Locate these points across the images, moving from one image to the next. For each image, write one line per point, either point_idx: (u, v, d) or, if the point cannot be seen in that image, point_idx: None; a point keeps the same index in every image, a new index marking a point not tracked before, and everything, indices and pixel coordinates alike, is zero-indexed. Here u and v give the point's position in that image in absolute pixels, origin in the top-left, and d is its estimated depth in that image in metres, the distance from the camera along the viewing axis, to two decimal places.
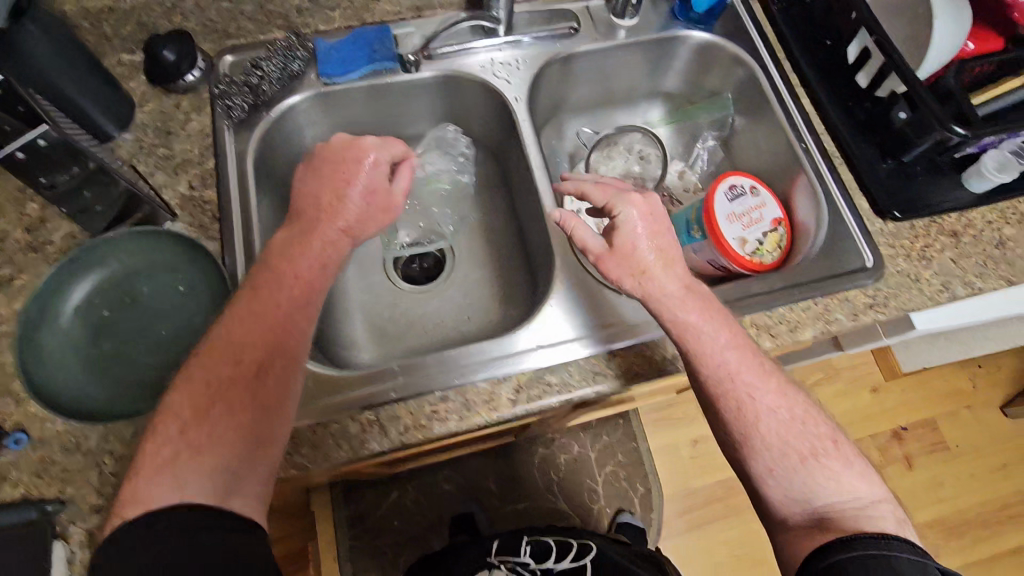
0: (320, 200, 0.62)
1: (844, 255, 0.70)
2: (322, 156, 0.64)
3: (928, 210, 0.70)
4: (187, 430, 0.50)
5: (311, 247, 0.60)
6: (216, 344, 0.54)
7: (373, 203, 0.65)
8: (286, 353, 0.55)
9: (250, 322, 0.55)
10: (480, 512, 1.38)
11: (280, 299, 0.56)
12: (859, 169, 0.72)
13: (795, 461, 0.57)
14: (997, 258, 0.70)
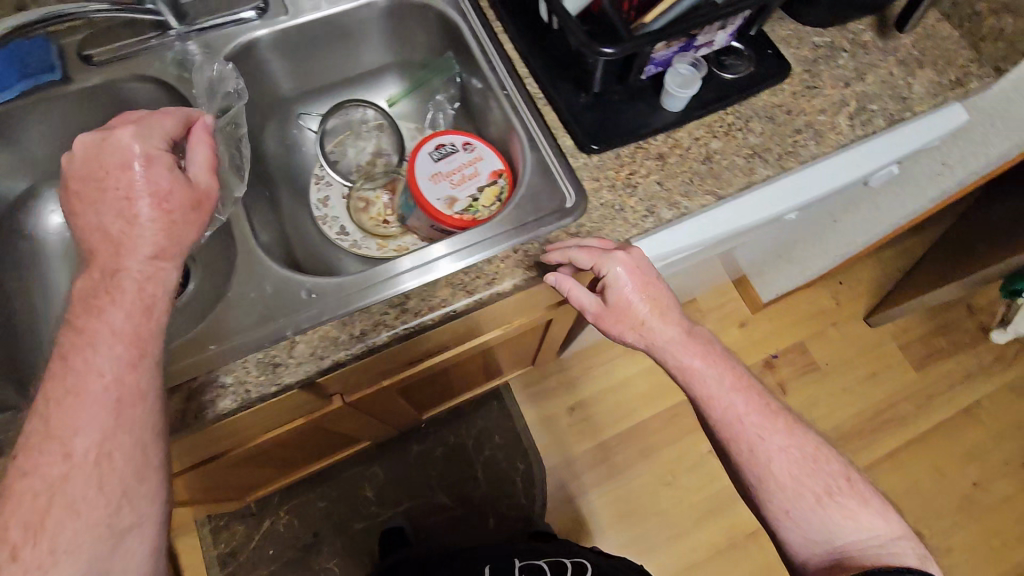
0: (107, 227, 0.50)
1: (550, 197, 0.67)
2: (93, 167, 0.52)
3: (630, 136, 0.69)
4: (20, 554, 0.42)
5: (120, 293, 0.48)
6: (37, 431, 0.44)
7: (172, 205, 0.52)
8: (128, 432, 0.46)
9: (76, 407, 0.45)
10: (360, 522, 1.34)
11: (105, 366, 0.46)
12: (559, 107, 0.69)
13: (812, 501, 0.60)
14: (703, 173, 0.69)
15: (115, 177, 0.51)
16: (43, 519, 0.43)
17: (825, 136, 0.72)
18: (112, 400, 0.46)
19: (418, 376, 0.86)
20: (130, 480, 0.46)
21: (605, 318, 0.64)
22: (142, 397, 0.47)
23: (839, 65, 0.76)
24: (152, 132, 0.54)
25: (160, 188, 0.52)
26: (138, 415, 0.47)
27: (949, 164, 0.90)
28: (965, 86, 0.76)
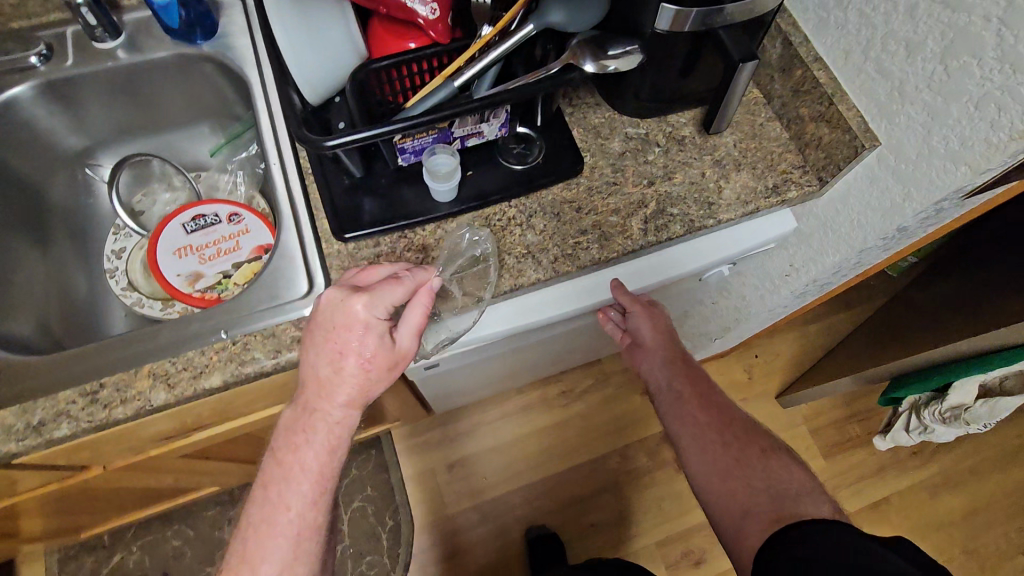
0: (317, 376, 0.56)
1: (293, 285, 0.63)
2: (314, 320, 0.56)
3: (388, 226, 0.64)
4: None
5: (312, 435, 0.57)
6: (241, 552, 0.57)
7: (372, 366, 0.56)
8: (303, 561, 0.57)
9: (268, 537, 0.56)
10: (211, 566, 1.29)
11: (296, 501, 0.57)
12: (318, 185, 0.65)
13: (752, 450, 0.70)
14: (464, 271, 0.64)
15: (340, 337, 0.54)
16: None
17: (610, 240, 0.67)
18: (297, 536, 0.57)
19: (202, 446, 0.82)
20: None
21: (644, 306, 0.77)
22: (317, 527, 0.58)
23: (647, 161, 0.71)
24: (383, 297, 0.55)
25: (368, 352, 0.55)
26: (313, 546, 0.58)
27: (795, 268, 0.84)
28: (782, 196, 0.71)
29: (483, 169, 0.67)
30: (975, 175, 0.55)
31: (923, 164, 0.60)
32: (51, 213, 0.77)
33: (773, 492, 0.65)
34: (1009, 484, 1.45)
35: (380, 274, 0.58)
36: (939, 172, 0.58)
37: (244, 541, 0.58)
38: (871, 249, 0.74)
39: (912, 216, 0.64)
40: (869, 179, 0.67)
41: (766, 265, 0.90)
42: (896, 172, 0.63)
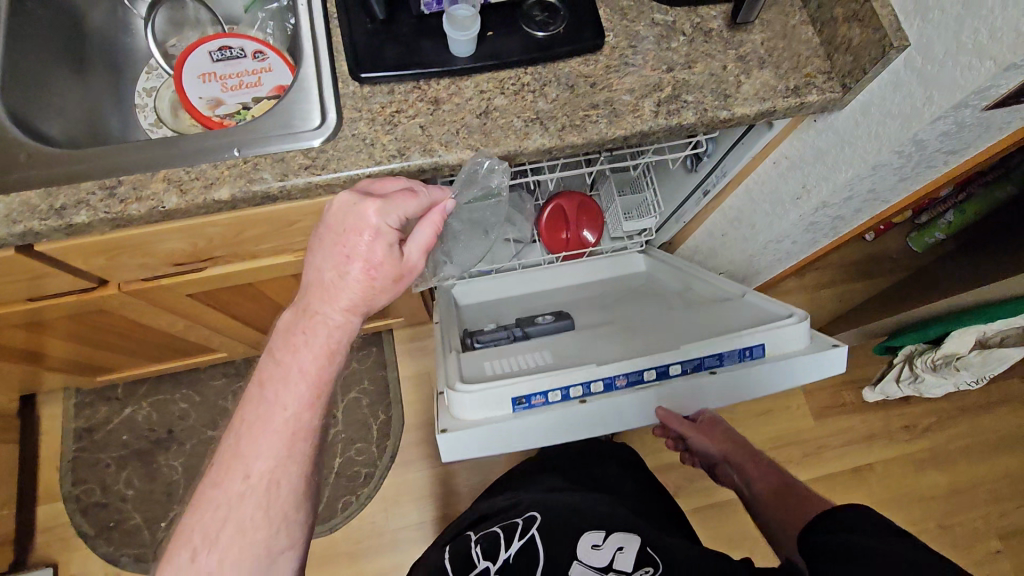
0: (322, 279, 0.61)
1: (307, 118, 0.65)
2: (325, 227, 0.61)
3: (404, 72, 0.65)
4: (202, 549, 0.58)
5: (312, 337, 0.62)
6: (232, 445, 0.61)
7: (378, 276, 0.61)
8: (293, 462, 0.61)
9: (259, 434, 0.60)
10: (212, 430, 1.37)
11: (288, 402, 0.61)
12: (341, 28, 0.67)
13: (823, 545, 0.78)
14: (473, 127, 0.66)
15: (351, 240, 0.59)
16: (221, 528, 0.58)
17: (620, 118, 0.67)
18: (290, 433, 0.61)
19: (211, 286, 0.86)
20: (296, 488, 0.61)
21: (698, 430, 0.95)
22: (308, 430, 0.62)
23: (670, 48, 0.71)
24: (396, 210, 0.60)
25: (376, 260, 0.60)
26: (303, 450, 0.62)
27: (807, 188, 0.84)
28: (801, 98, 0.69)
29: (504, 33, 0.68)
30: (999, 70, 0.53)
31: (949, 63, 0.58)
32: (89, 41, 0.79)
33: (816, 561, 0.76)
34: (997, 469, 1.44)
35: (396, 184, 0.62)
36: (963, 71, 0.57)
37: (235, 438, 0.62)
38: (884, 165, 0.73)
39: (929, 123, 0.63)
40: (892, 85, 0.65)
41: (779, 188, 0.90)
42: (921, 75, 0.62)
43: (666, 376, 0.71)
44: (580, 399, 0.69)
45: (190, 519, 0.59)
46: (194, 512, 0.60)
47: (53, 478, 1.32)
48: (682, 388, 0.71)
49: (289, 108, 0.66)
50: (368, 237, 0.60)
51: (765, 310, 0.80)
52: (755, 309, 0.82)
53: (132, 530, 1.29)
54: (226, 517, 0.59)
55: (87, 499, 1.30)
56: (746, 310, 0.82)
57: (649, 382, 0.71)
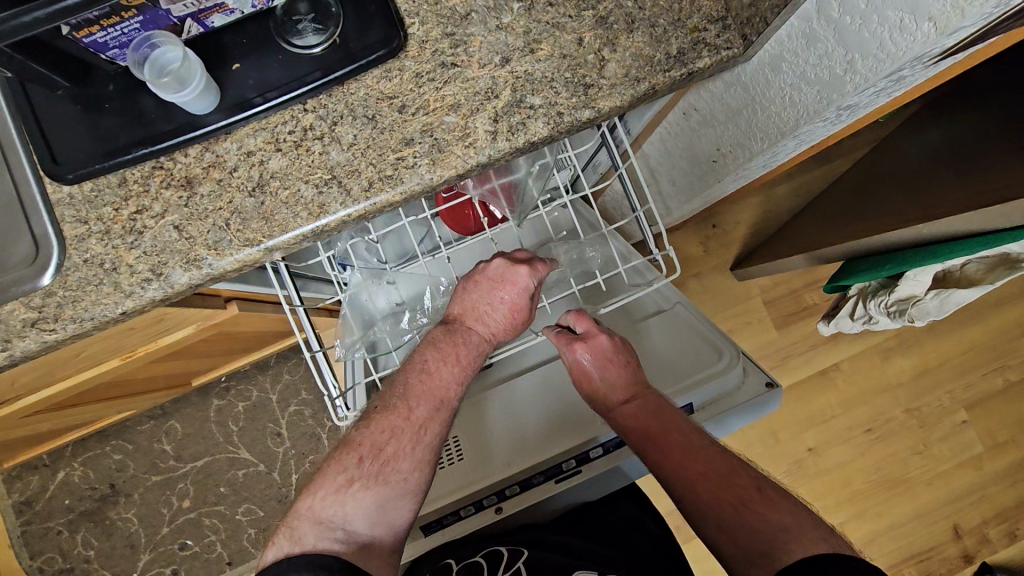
0: (476, 310, 0.66)
1: (15, 245, 0.47)
2: (479, 274, 0.67)
3: (129, 156, 0.46)
4: (361, 463, 0.60)
5: (470, 344, 0.65)
6: (396, 392, 0.62)
7: (517, 317, 0.67)
8: (432, 436, 0.61)
9: (421, 395, 0.62)
10: (157, 474, 1.31)
11: (446, 378, 0.63)
12: (23, 104, 0.46)
13: (729, 515, 0.54)
14: (247, 212, 0.48)
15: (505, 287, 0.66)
16: (382, 451, 0.60)
17: (445, 152, 0.49)
18: (439, 404, 0.62)
19: (48, 401, 0.73)
20: (431, 453, 0.61)
21: (580, 377, 0.66)
22: (451, 411, 0.63)
23: (501, 26, 0.50)
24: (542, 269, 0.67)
25: (521, 303, 0.67)
26: (445, 423, 0.62)
27: (723, 152, 0.68)
28: (688, 66, 0.50)
29: (258, 62, 0.48)
30: (942, 36, 0.36)
31: (873, 17, 0.40)
32: None
33: (747, 530, 0.53)
34: (963, 342, 1.41)
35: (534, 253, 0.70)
36: (894, 32, 0.39)
37: (392, 390, 0.63)
38: (811, 131, 0.56)
39: (854, 94, 0.46)
40: (805, 39, 0.47)
41: (695, 145, 0.73)
42: (838, 29, 0.43)
43: (587, 460, 0.65)
44: (496, 507, 0.65)
45: (355, 439, 0.61)
46: (365, 427, 0.61)
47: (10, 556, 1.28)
48: (604, 470, 0.65)
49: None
50: (517, 289, 0.67)
51: (694, 350, 0.71)
52: (684, 339, 0.72)
53: None
54: (387, 448, 0.60)
55: (51, 567, 1.27)
56: (675, 337, 0.73)
57: (570, 473, 0.65)
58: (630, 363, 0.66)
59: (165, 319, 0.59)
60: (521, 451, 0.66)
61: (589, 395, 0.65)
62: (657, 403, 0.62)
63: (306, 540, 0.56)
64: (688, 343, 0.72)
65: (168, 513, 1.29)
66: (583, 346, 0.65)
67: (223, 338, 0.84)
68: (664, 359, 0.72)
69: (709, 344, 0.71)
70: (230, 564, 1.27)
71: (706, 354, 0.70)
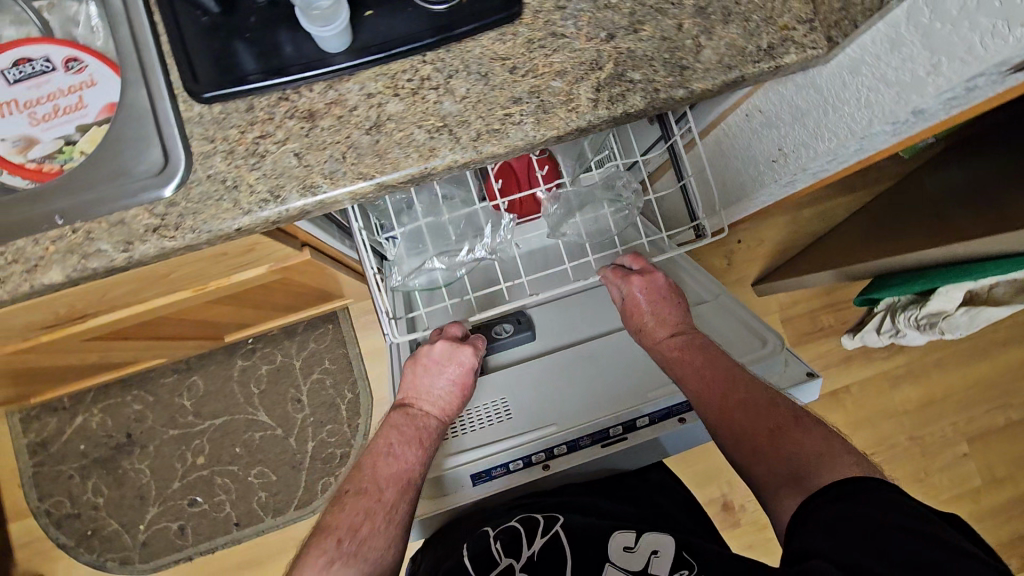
0: (425, 392, 0.76)
1: (144, 156, 0.50)
2: (424, 356, 0.77)
3: (263, 83, 0.50)
4: (341, 542, 0.66)
5: (421, 429, 0.74)
6: (365, 479, 0.71)
7: (459, 393, 0.75)
8: (398, 510, 0.68)
9: (384, 477, 0.70)
10: (174, 429, 1.32)
11: (406, 460, 0.71)
12: (175, 31, 0.51)
13: (763, 440, 0.63)
14: (363, 147, 0.51)
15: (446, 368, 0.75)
16: (356, 530, 0.66)
17: (549, 113, 0.53)
18: (402, 482, 0.70)
19: (112, 328, 0.75)
20: (400, 525, 0.68)
21: (632, 317, 0.77)
22: (413, 487, 0.70)
23: (609, 6, 0.55)
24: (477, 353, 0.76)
25: (464, 382, 0.75)
26: (409, 497, 0.70)
27: (784, 152, 0.72)
28: (776, 60, 0.54)
29: (387, 15, 0.53)
30: None
31: (965, 23, 0.44)
32: None
33: (779, 452, 0.61)
34: (969, 377, 1.46)
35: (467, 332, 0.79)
36: (985, 38, 0.44)
37: (363, 478, 0.72)
38: (877, 135, 0.61)
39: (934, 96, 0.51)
40: (889, 43, 0.51)
41: (753, 147, 0.78)
42: (927, 33, 0.48)
43: (633, 428, 0.72)
44: (543, 465, 0.71)
45: (328, 527, 0.68)
46: (338, 514, 0.69)
47: (18, 496, 1.28)
48: (646, 440, 0.72)
49: (125, 146, 0.52)
50: (460, 370, 0.75)
51: (740, 337, 0.77)
52: (729, 326, 0.79)
53: (111, 536, 1.27)
54: (362, 528, 0.67)
55: (59, 511, 1.28)
56: (721, 325, 0.80)
57: (616, 439, 0.72)
58: (677, 314, 0.77)
59: (254, 250, 0.62)
60: (573, 415, 0.72)
61: (639, 330, 0.76)
62: (701, 345, 0.73)
63: None
64: (737, 330, 0.78)
65: (181, 468, 1.30)
66: (639, 281, 0.77)
67: (279, 287, 0.86)
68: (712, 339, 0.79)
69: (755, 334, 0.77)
70: (237, 524, 1.28)
71: (751, 343, 0.76)
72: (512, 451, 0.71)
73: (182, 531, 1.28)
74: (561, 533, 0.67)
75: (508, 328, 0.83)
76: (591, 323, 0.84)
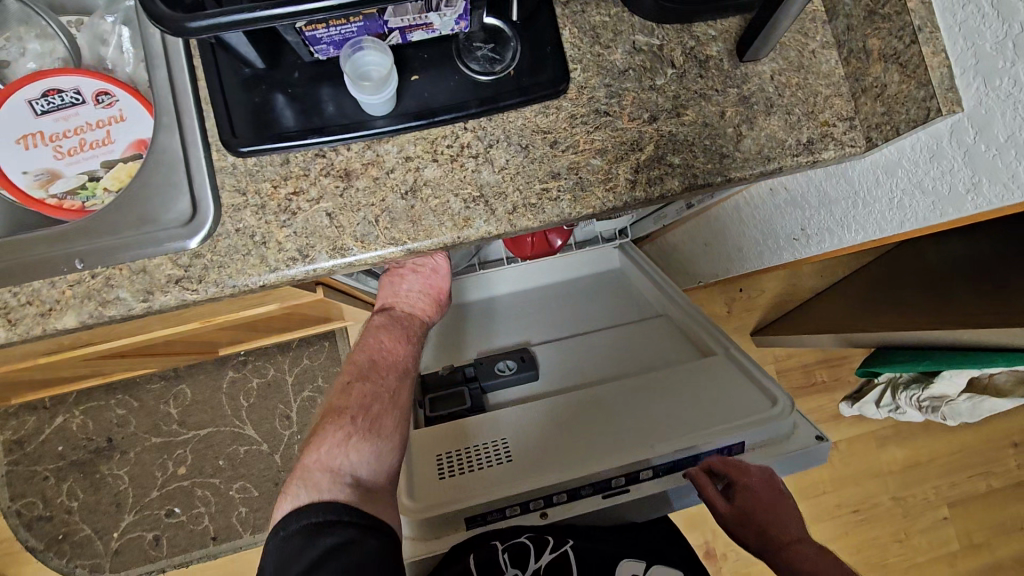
0: (400, 297, 0.77)
1: (173, 204, 0.50)
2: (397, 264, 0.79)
3: (300, 141, 0.49)
4: (357, 418, 0.64)
5: (403, 322, 0.76)
6: (362, 363, 0.70)
7: (434, 292, 0.78)
8: (402, 393, 0.69)
9: (380, 361, 0.70)
10: (157, 436, 1.29)
11: (399, 345, 0.73)
12: (213, 77, 0.50)
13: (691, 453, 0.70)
14: (397, 212, 0.50)
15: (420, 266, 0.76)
16: (369, 408, 0.65)
17: (587, 191, 0.52)
18: (402, 368, 0.72)
19: (111, 350, 0.73)
20: (405, 402, 0.69)
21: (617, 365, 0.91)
22: (408, 373, 0.72)
23: (654, 87, 0.54)
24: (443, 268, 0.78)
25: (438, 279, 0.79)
26: (408, 381, 0.71)
27: (806, 234, 0.74)
28: (814, 156, 0.54)
29: (433, 78, 0.52)
30: None
31: (1012, 151, 0.46)
32: None
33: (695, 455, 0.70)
34: (953, 442, 1.48)
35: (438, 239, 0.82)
36: None
37: (354, 365, 0.70)
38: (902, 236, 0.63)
39: (970, 212, 0.52)
40: (929, 152, 0.52)
41: (775, 221, 0.79)
42: (970, 152, 0.49)
43: (636, 480, 0.67)
44: (540, 513, 0.67)
45: (330, 415, 0.65)
46: (345, 397, 0.66)
47: None
48: (649, 493, 0.67)
49: (153, 190, 0.51)
50: (434, 269, 0.77)
51: (748, 393, 0.73)
52: (733, 379, 0.76)
53: (82, 542, 1.24)
54: (374, 407, 0.66)
55: (30, 513, 1.24)
56: (725, 377, 0.77)
57: (617, 490, 0.67)
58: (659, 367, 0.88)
59: None
60: (571, 459, 0.68)
61: None
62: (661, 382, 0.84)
63: (320, 489, 0.56)
64: (742, 383, 0.75)
65: (161, 477, 1.27)
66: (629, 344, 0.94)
67: (286, 316, 0.85)
68: (721, 398, 0.73)
69: (765, 393, 0.73)
70: (215, 539, 1.25)
71: (760, 403, 0.71)
72: (499, 498, 0.65)
73: (156, 542, 1.25)
74: (570, 552, 0.68)
75: (512, 366, 0.84)
76: (595, 368, 0.84)
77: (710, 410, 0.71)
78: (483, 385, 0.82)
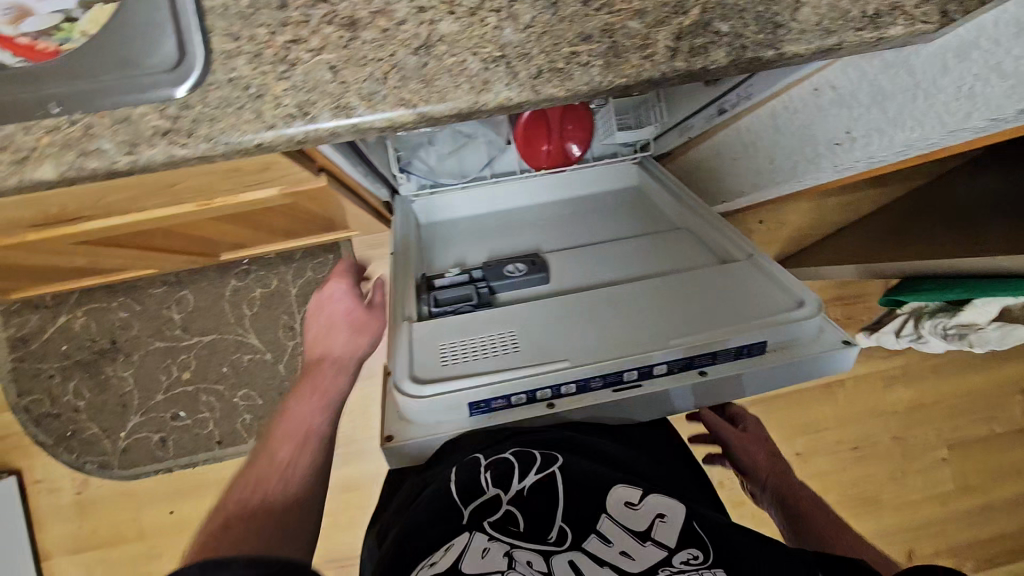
0: (322, 339, 0.83)
1: (158, 48, 0.45)
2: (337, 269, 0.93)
3: None
4: (236, 495, 0.59)
5: (320, 379, 0.78)
6: (282, 434, 0.68)
7: (352, 318, 0.85)
8: (301, 464, 0.64)
9: (292, 448, 0.66)
10: (161, 341, 1.28)
11: (309, 418, 0.71)
12: None
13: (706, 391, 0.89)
14: (408, 70, 0.45)
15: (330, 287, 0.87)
16: (255, 484, 0.60)
17: (621, 58, 0.47)
18: (300, 439, 0.67)
19: (106, 233, 0.70)
20: (306, 474, 0.63)
21: None
22: (311, 446, 0.67)
23: None
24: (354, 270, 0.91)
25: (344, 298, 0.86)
26: (311, 448, 0.67)
27: (852, 136, 0.68)
28: (880, 31, 0.47)
29: None
30: None
31: None
32: None
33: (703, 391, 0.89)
34: (960, 386, 1.46)
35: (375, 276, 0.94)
36: None
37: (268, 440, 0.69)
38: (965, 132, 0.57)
39: None
40: (1016, 26, 0.46)
41: (816, 125, 0.73)
42: None
43: (648, 375, 0.66)
44: (548, 403, 0.67)
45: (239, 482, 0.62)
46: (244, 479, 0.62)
47: None
48: (661, 389, 0.66)
49: (135, 32, 0.45)
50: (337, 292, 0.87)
51: (770, 296, 0.71)
52: (757, 282, 0.73)
53: (91, 439, 1.26)
54: (258, 480, 0.61)
55: (38, 409, 1.25)
56: (748, 280, 0.74)
57: (629, 384, 0.66)
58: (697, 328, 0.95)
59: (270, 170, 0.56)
60: (584, 354, 0.67)
61: None
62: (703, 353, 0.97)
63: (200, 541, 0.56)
64: (764, 289, 0.72)
65: (166, 381, 1.28)
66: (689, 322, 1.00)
67: (288, 211, 0.81)
68: (742, 297, 0.71)
69: (790, 295, 0.71)
70: (220, 443, 1.27)
71: (784, 303, 0.70)
72: (511, 383, 0.65)
73: (163, 443, 1.27)
74: (558, 474, 0.60)
75: (521, 268, 0.81)
76: (607, 275, 0.80)
77: (728, 313, 0.70)
78: (491, 285, 0.79)
